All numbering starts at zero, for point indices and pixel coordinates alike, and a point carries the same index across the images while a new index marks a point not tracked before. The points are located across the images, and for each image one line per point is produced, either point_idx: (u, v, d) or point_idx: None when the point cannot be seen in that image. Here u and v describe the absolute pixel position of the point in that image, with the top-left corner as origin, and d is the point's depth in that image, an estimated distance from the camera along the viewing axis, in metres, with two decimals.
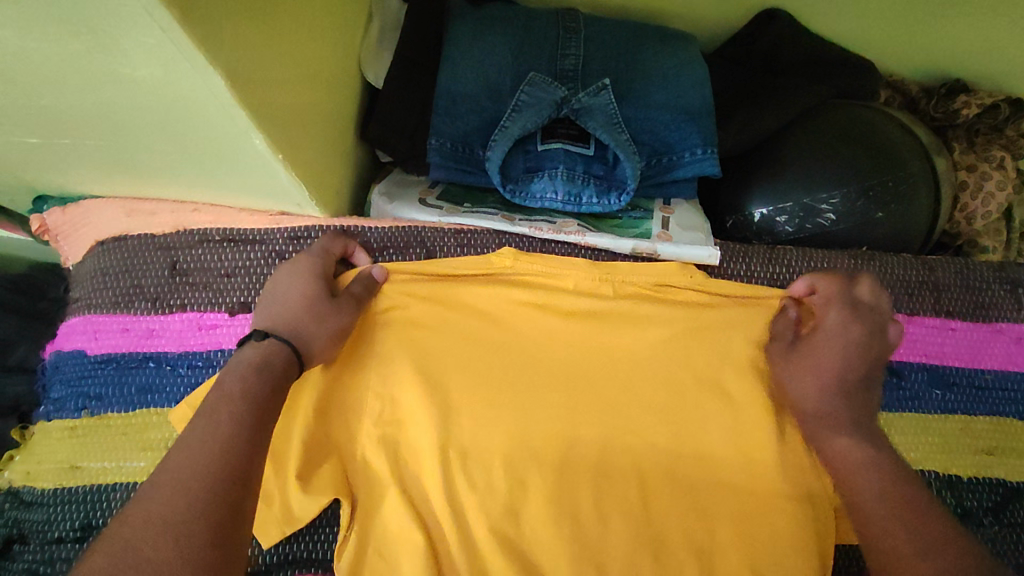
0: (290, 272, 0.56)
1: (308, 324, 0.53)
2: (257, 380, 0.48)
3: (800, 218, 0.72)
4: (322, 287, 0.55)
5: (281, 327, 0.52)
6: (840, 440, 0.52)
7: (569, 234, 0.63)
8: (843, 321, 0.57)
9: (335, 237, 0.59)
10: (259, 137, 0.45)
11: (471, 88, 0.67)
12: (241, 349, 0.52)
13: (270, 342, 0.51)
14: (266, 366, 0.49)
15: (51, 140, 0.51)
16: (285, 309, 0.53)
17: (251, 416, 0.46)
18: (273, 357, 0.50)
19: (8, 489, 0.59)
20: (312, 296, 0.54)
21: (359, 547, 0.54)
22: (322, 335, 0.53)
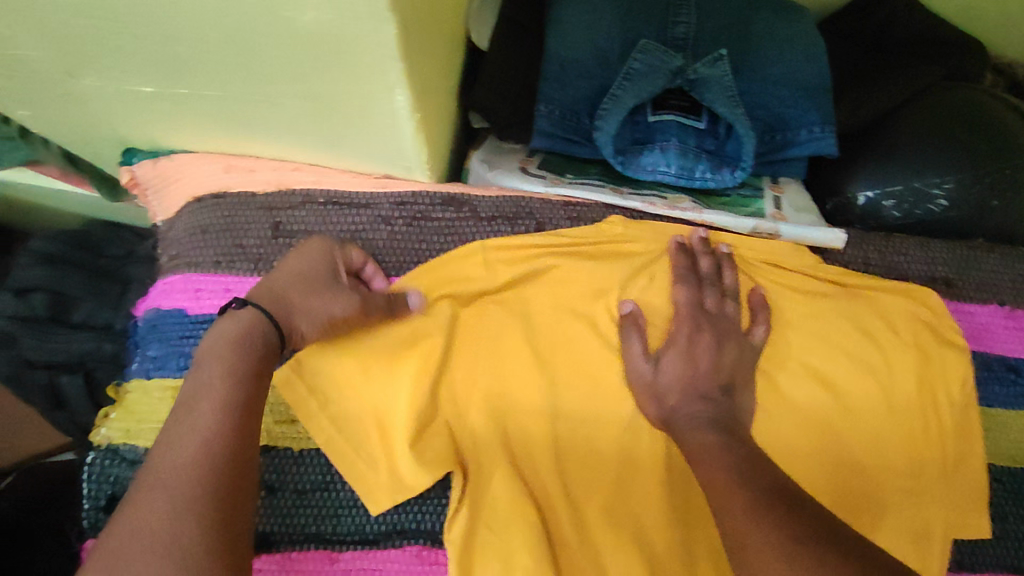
0: (304, 255, 0.53)
1: (297, 301, 0.51)
2: (231, 361, 0.46)
3: (909, 203, 0.67)
4: (323, 275, 0.53)
5: (265, 298, 0.50)
6: (713, 446, 0.50)
7: (685, 210, 0.61)
8: (693, 334, 0.55)
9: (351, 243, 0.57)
10: (402, 92, 0.43)
11: (580, 53, 0.63)
12: (219, 318, 0.49)
13: (247, 310, 0.49)
14: (242, 334, 0.47)
15: (169, 89, 0.48)
16: (281, 286, 0.51)
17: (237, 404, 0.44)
18: (248, 326, 0.48)
19: (107, 447, 0.58)
20: (312, 282, 0.52)
21: (475, 519, 0.53)
22: (309, 316, 0.51)
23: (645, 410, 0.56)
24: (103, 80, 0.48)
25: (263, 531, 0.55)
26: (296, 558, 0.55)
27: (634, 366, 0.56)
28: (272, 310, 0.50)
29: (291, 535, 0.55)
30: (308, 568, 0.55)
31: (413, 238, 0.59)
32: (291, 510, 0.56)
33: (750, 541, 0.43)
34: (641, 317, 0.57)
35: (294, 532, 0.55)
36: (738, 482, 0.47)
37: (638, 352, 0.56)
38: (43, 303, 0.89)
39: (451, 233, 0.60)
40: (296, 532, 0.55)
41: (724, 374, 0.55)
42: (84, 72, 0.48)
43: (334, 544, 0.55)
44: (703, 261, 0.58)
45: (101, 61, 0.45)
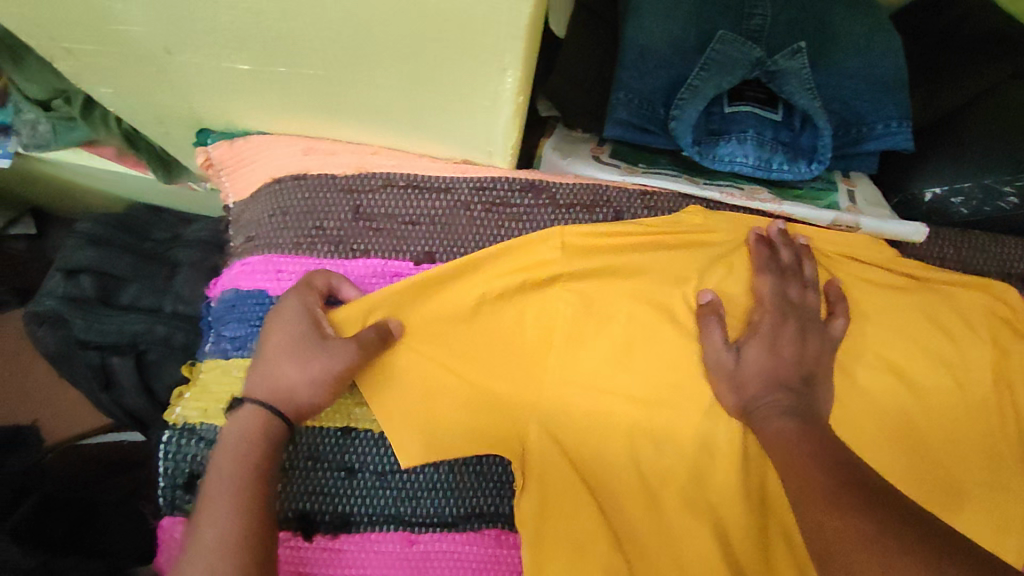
0: (282, 318, 0.53)
1: (287, 380, 0.51)
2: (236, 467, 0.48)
3: (979, 201, 0.67)
4: (303, 334, 0.52)
5: (264, 387, 0.51)
6: (801, 443, 0.50)
7: (764, 201, 0.62)
8: (777, 324, 0.56)
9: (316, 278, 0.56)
10: (514, 74, 0.43)
11: (654, 42, 0.61)
12: (231, 420, 0.51)
13: (251, 407, 0.51)
14: (248, 437, 0.50)
15: (267, 67, 0.48)
16: (274, 369, 0.52)
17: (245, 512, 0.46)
18: (253, 426, 0.50)
19: (182, 425, 0.58)
20: (296, 350, 0.52)
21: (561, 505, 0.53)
22: (308, 386, 0.51)
23: (721, 398, 0.56)
24: (201, 57, 0.48)
25: (344, 512, 0.56)
26: (375, 539, 0.56)
27: (714, 354, 0.56)
28: (274, 401, 0.51)
29: (369, 516, 0.56)
30: (387, 549, 0.56)
31: (491, 224, 0.59)
32: (371, 492, 0.57)
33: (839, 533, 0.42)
34: (720, 307, 0.57)
35: (374, 513, 0.56)
36: (835, 474, 0.47)
37: (719, 341, 0.56)
38: (92, 284, 0.88)
39: (531, 219, 0.60)
40: (375, 514, 0.56)
41: (806, 364, 0.56)
42: (183, 49, 0.47)
43: (413, 526, 0.56)
44: (784, 252, 0.59)
45: (206, 36, 0.45)
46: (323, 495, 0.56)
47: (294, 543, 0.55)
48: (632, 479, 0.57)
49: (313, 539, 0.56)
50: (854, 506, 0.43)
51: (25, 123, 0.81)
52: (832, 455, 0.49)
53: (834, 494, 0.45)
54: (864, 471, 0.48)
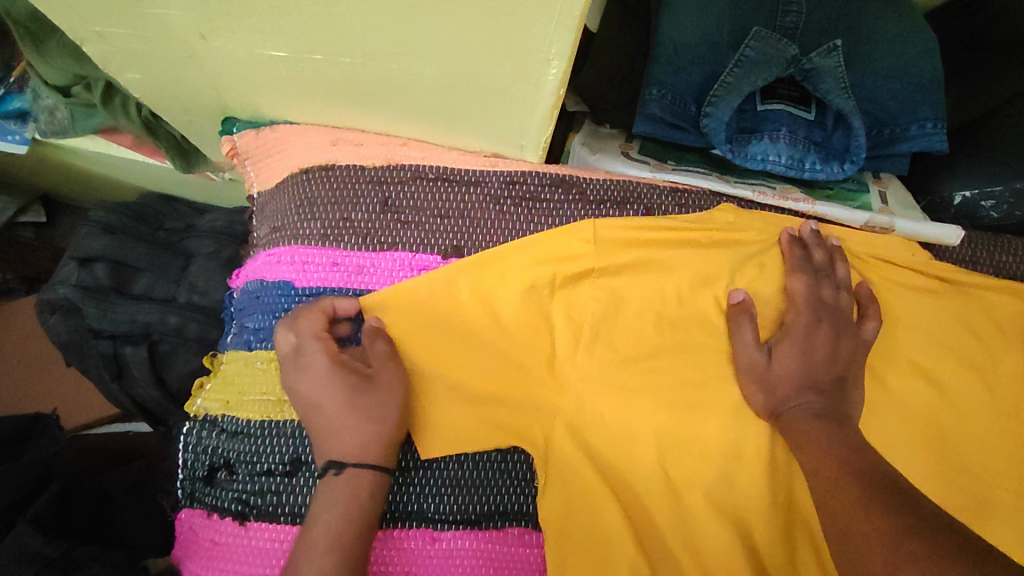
0: (312, 378, 0.52)
1: (373, 432, 0.51)
2: (326, 533, 0.47)
3: (1010, 204, 0.65)
4: (344, 390, 0.51)
5: (333, 449, 0.50)
6: (833, 445, 0.49)
7: (797, 201, 0.61)
8: (809, 325, 0.56)
9: (314, 316, 0.54)
10: (558, 66, 0.43)
11: (690, 37, 0.60)
12: (327, 482, 0.50)
13: (332, 471, 0.50)
14: (336, 502, 0.49)
15: (303, 55, 0.47)
16: (334, 428, 0.51)
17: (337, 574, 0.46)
18: (338, 491, 0.49)
19: (204, 417, 0.58)
20: (342, 404, 0.51)
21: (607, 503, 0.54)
22: (375, 430, 0.51)
23: (751, 399, 0.56)
24: (236, 42, 0.47)
25: None
26: (397, 535, 0.55)
27: (745, 354, 0.56)
28: (358, 458, 0.50)
29: (392, 513, 0.55)
30: (410, 546, 0.55)
31: (520, 219, 0.58)
32: (394, 488, 0.56)
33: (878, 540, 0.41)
34: (752, 307, 0.57)
35: (396, 509, 0.56)
36: (867, 480, 0.46)
37: (751, 341, 0.55)
38: (105, 273, 0.88)
39: (561, 215, 0.59)
40: (398, 509, 0.56)
41: (839, 367, 0.55)
42: (218, 34, 0.46)
43: (435, 523, 0.55)
44: (818, 253, 0.58)
45: (243, 21, 0.44)
46: None
47: None
48: (658, 482, 0.56)
49: None
50: (891, 511, 0.43)
51: (44, 109, 0.81)
52: (865, 460, 0.48)
53: (869, 501, 0.44)
54: (898, 477, 0.47)
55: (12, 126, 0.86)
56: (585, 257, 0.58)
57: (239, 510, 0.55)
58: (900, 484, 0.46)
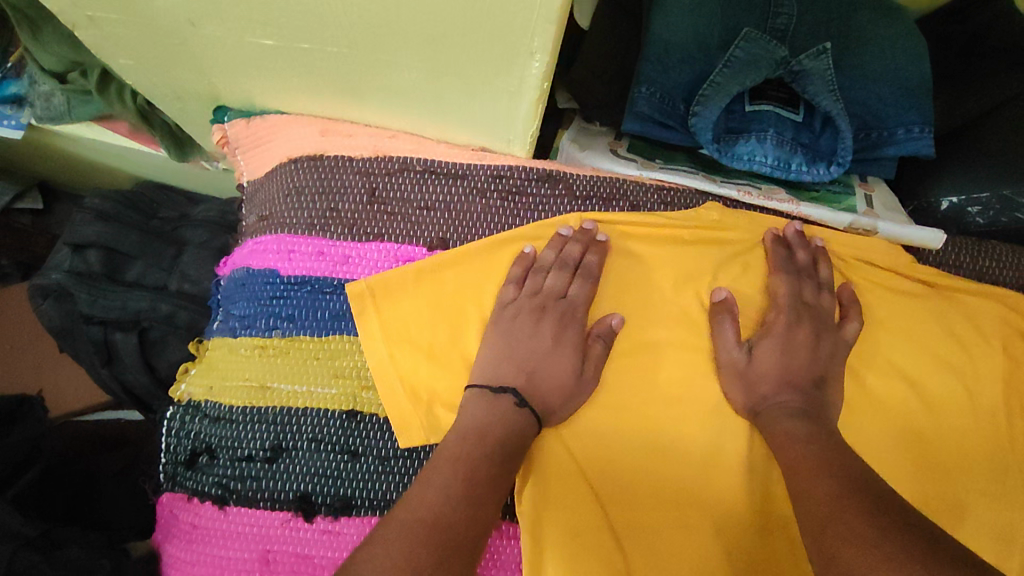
0: (526, 325, 0.56)
1: (558, 401, 0.54)
2: (493, 442, 0.49)
3: (997, 210, 0.65)
4: (577, 357, 0.55)
5: (523, 383, 0.54)
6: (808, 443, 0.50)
7: (782, 201, 0.62)
8: (790, 325, 0.56)
9: (576, 279, 0.57)
10: (541, 60, 0.43)
11: (680, 37, 0.61)
12: (500, 400, 0.52)
13: (510, 398, 0.52)
14: (503, 422, 0.51)
15: (290, 43, 0.48)
16: (541, 373, 0.54)
17: (477, 475, 0.47)
18: (507, 413, 0.51)
19: (188, 402, 0.58)
20: (566, 365, 0.54)
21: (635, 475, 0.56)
22: (564, 392, 0.54)
23: (730, 397, 0.56)
24: (226, 29, 0.48)
25: (345, 496, 0.54)
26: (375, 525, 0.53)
27: (726, 352, 0.56)
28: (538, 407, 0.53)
29: (370, 501, 0.54)
30: None
31: (506, 212, 0.59)
32: (373, 477, 0.54)
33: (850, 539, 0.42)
34: (733, 305, 0.57)
35: (376, 497, 0.54)
36: (838, 480, 0.47)
37: (732, 338, 0.56)
38: (98, 259, 0.88)
39: (546, 210, 0.59)
40: (376, 499, 0.54)
41: (817, 366, 0.56)
42: (207, 21, 0.47)
43: None
44: (801, 253, 0.59)
45: (233, 9, 0.44)
46: (325, 478, 0.54)
47: (295, 523, 0.54)
48: (639, 478, 0.56)
49: (311, 521, 0.54)
50: (864, 510, 0.43)
51: (41, 94, 0.81)
52: (838, 459, 0.49)
53: (841, 499, 0.45)
54: (869, 476, 0.47)
55: (8, 111, 0.86)
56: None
57: (218, 495, 0.55)
58: (871, 485, 0.46)
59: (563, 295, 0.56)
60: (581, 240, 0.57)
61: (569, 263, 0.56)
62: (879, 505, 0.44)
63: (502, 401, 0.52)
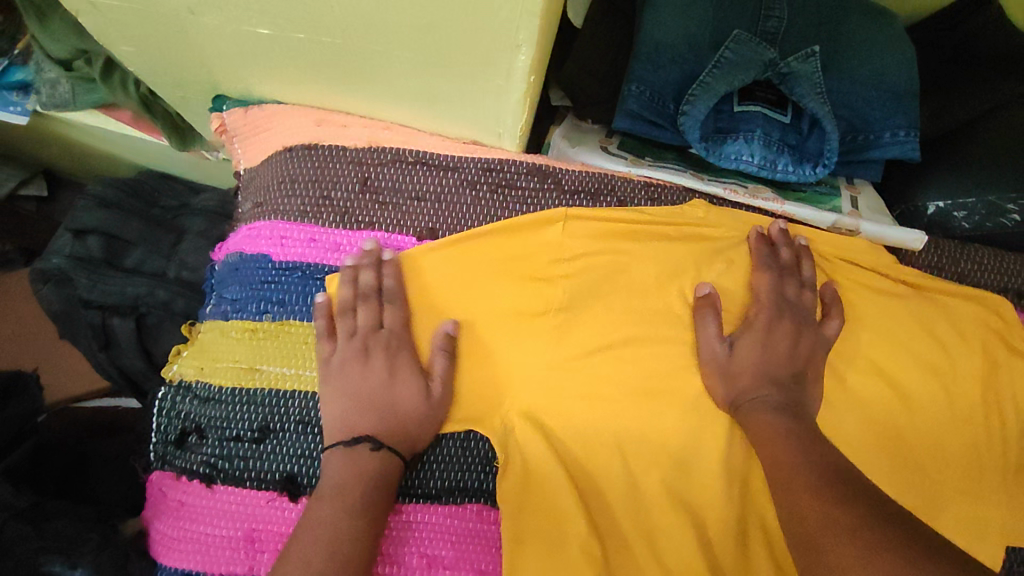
0: (354, 367, 0.55)
1: (405, 426, 0.54)
2: (355, 496, 0.51)
3: (981, 216, 0.64)
4: (420, 380, 0.55)
5: (378, 426, 0.54)
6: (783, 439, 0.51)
7: (766, 200, 0.63)
8: (770, 321, 0.57)
9: (385, 307, 0.57)
10: (527, 54, 0.44)
11: (672, 36, 0.62)
12: (352, 454, 0.52)
13: (365, 446, 0.52)
14: (360, 476, 0.52)
15: (286, 33, 0.49)
16: (392, 409, 0.54)
17: (343, 533, 0.49)
18: (364, 467, 0.52)
19: (179, 382, 0.59)
20: (395, 386, 0.55)
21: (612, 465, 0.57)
22: (419, 418, 0.55)
23: (710, 391, 0.57)
24: (223, 19, 0.49)
25: None
26: None
27: (708, 347, 0.57)
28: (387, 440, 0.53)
29: None
30: None
31: (496, 205, 0.60)
32: None
33: (821, 534, 0.43)
34: (716, 300, 0.58)
35: None
36: (811, 476, 0.48)
37: (714, 333, 0.57)
38: (98, 245, 0.89)
39: (534, 203, 0.60)
40: None
41: (795, 362, 0.57)
42: (206, 10, 0.48)
43: None
44: (784, 251, 0.60)
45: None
46: (311, 460, 0.55)
47: (280, 503, 0.55)
48: (616, 471, 0.57)
49: (297, 501, 0.55)
50: (833, 506, 0.44)
51: (46, 81, 0.83)
52: (810, 455, 0.50)
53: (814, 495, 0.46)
54: (841, 472, 0.48)
55: (14, 97, 0.88)
56: (553, 240, 0.59)
57: (206, 473, 0.56)
58: (843, 480, 0.47)
59: (380, 326, 0.57)
60: (370, 263, 0.57)
61: (371, 294, 0.57)
62: (850, 500, 0.45)
63: (349, 457, 0.52)
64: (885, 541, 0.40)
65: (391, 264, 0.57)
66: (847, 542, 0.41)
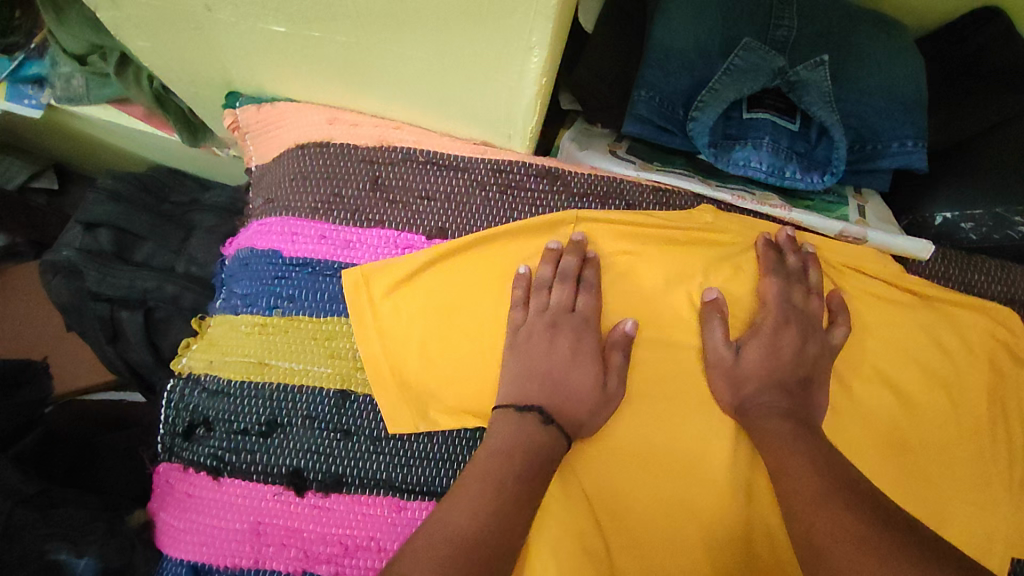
0: (542, 343, 0.56)
1: (580, 414, 0.55)
2: (523, 460, 0.50)
3: (989, 227, 0.65)
4: (597, 368, 0.56)
5: (547, 400, 0.55)
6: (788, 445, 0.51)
7: (775, 206, 0.63)
8: (777, 327, 0.58)
9: (580, 293, 0.58)
10: (539, 56, 0.45)
11: (681, 43, 0.62)
12: (524, 417, 0.53)
13: (537, 416, 0.53)
14: (529, 438, 0.52)
15: (301, 31, 0.50)
16: (565, 391, 0.55)
17: (503, 497, 0.48)
18: (536, 433, 0.52)
19: (188, 374, 0.60)
20: (590, 376, 0.55)
21: (617, 467, 0.57)
22: (588, 406, 0.55)
23: (714, 395, 0.57)
24: (239, 16, 0.50)
25: (336, 472, 0.56)
26: (363, 502, 0.55)
27: (714, 351, 0.57)
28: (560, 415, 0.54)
29: (361, 479, 0.55)
30: (376, 512, 0.55)
31: (506, 205, 0.61)
32: (365, 456, 0.56)
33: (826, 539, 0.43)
34: (723, 306, 0.58)
35: (364, 476, 0.55)
36: (816, 481, 0.48)
37: (720, 337, 0.57)
38: (109, 239, 0.90)
39: (543, 205, 0.61)
40: (366, 477, 0.55)
41: (800, 368, 0.57)
42: (222, 7, 0.49)
43: (402, 492, 0.55)
44: (792, 258, 0.60)
45: None
46: (317, 456, 0.56)
47: (286, 497, 0.56)
48: (622, 472, 0.57)
49: (303, 496, 0.55)
50: (838, 512, 0.44)
51: (60, 76, 0.85)
52: (816, 460, 0.50)
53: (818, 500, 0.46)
54: (846, 477, 0.48)
55: (30, 91, 0.89)
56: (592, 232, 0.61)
57: (213, 466, 0.57)
58: (847, 486, 0.47)
59: (572, 309, 0.58)
60: (577, 253, 0.59)
61: (570, 278, 0.58)
62: (854, 507, 0.45)
63: (520, 419, 0.53)
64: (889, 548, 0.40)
65: (594, 259, 0.59)
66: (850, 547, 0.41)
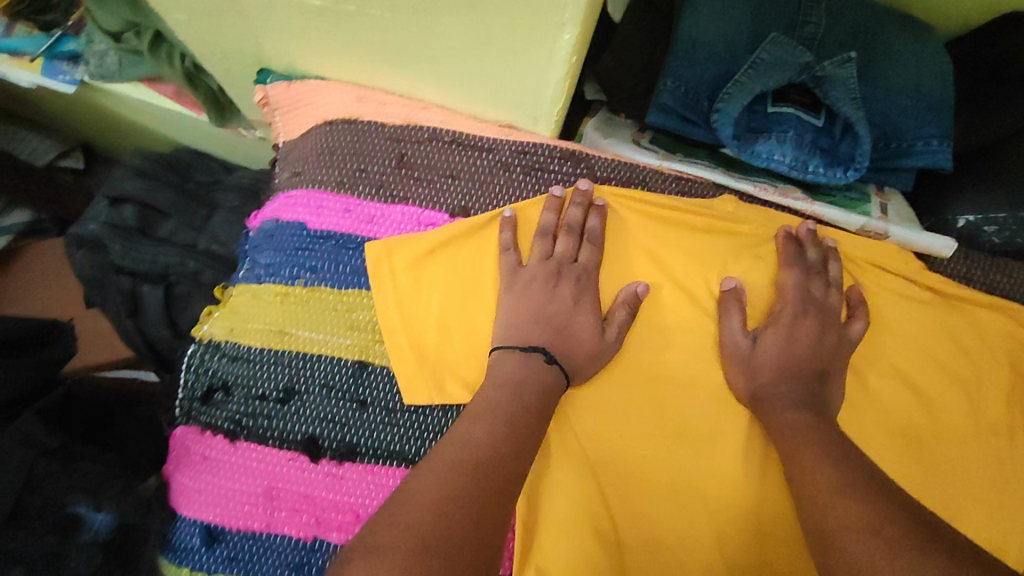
0: (544, 287, 0.56)
1: (579, 361, 0.55)
2: (530, 395, 0.50)
3: (1013, 231, 0.64)
4: (598, 319, 0.56)
5: (551, 339, 0.54)
6: (804, 436, 0.51)
7: (797, 199, 0.63)
8: (795, 318, 0.57)
9: (583, 244, 0.58)
10: (571, 32, 0.45)
11: (709, 34, 0.62)
12: (528, 355, 0.53)
13: (540, 355, 0.53)
14: (535, 376, 0.52)
15: (337, 4, 0.51)
16: (566, 336, 0.55)
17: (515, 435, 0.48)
18: (541, 372, 0.52)
19: (208, 341, 0.61)
20: (590, 323, 0.56)
21: (630, 450, 0.57)
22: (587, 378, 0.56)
23: (730, 384, 0.57)
24: None
25: (350, 442, 0.56)
26: (377, 473, 0.55)
27: (731, 340, 0.57)
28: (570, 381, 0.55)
29: (375, 450, 0.56)
30: (389, 484, 0.55)
31: (528, 186, 0.61)
32: (378, 427, 0.56)
33: (843, 526, 0.42)
34: (740, 297, 0.58)
35: (378, 447, 0.56)
36: (832, 470, 0.47)
37: (737, 326, 0.57)
38: (133, 214, 0.92)
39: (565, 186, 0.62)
40: (380, 448, 0.56)
41: (819, 359, 0.57)
42: None
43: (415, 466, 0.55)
44: (812, 251, 0.60)
45: None
46: (334, 424, 0.56)
47: (300, 463, 0.56)
48: (635, 456, 0.57)
49: (317, 463, 0.56)
50: (856, 500, 0.44)
51: (94, 53, 0.86)
52: (833, 451, 0.49)
53: (839, 490, 0.45)
54: (863, 468, 0.48)
55: (65, 67, 0.90)
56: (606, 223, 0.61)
57: (230, 430, 0.58)
58: (865, 476, 0.47)
59: (574, 259, 0.58)
60: (581, 202, 0.59)
61: (575, 228, 0.58)
62: (872, 496, 0.44)
63: (523, 358, 0.53)
64: (909, 535, 0.40)
65: (601, 207, 0.59)
66: (869, 534, 0.41)
